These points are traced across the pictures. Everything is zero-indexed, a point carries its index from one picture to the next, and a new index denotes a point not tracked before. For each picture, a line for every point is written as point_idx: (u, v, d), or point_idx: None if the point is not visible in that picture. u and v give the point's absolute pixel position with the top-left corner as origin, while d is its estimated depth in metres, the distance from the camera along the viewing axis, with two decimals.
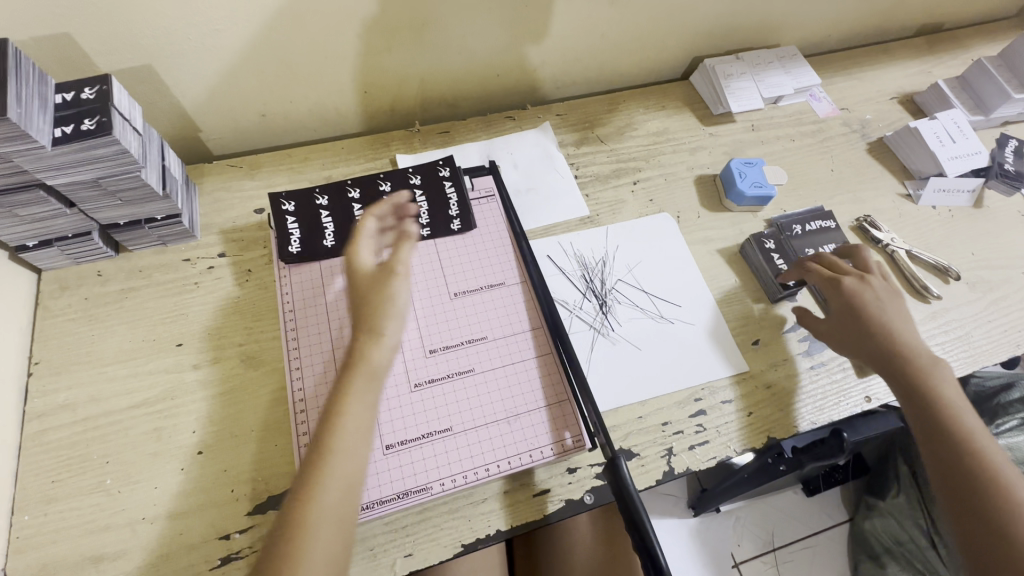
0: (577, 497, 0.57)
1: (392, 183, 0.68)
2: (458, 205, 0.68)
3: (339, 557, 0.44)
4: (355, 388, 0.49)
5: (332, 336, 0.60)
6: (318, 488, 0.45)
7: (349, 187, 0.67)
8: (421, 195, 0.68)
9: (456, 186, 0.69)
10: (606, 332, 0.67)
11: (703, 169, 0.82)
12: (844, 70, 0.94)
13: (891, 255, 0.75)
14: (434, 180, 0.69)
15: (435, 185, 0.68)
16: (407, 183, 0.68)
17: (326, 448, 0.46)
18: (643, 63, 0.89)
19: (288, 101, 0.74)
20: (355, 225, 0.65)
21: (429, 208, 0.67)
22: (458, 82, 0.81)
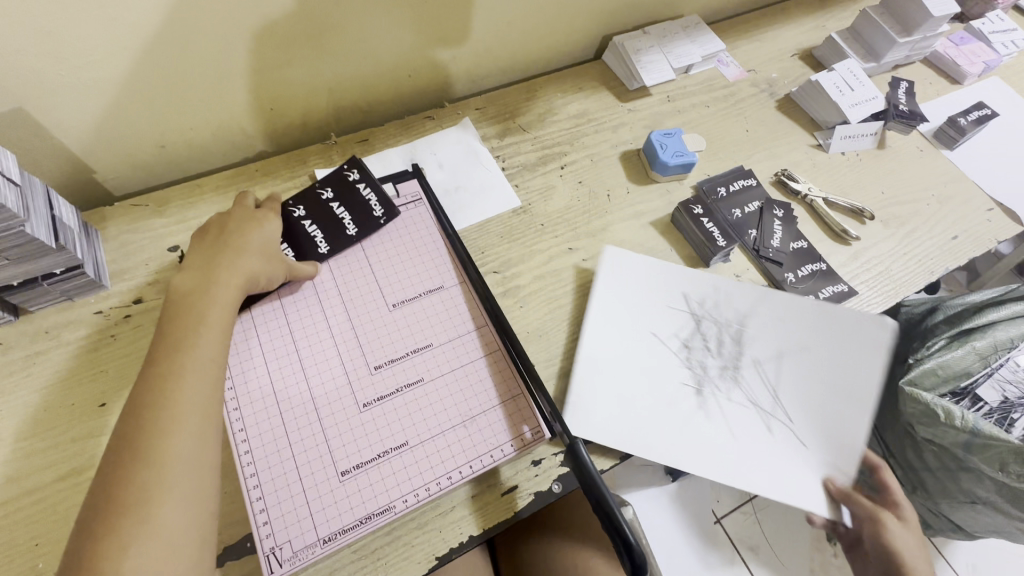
0: (545, 487, 0.57)
1: (305, 205, 0.64)
2: (381, 204, 0.66)
3: (193, 522, 0.42)
4: (179, 358, 0.46)
5: (269, 366, 0.56)
6: (146, 458, 0.42)
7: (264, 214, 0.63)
8: (341, 209, 0.65)
9: (374, 189, 0.67)
10: (712, 393, 0.63)
11: (627, 145, 0.83)
12: (746, 33, 0.98)
13: (811, 205, 0.79)
14: (349, 188, 0.66)
15: (350, 195, 0.66)
16: (320, 199, 0.65)
17: (150, 424, 0.43)
18: (554, 47, 0.89)
19: (188, 128, 0.70)
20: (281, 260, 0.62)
21: (353, 217, 0.65)
22: (369, 87, 0.78)
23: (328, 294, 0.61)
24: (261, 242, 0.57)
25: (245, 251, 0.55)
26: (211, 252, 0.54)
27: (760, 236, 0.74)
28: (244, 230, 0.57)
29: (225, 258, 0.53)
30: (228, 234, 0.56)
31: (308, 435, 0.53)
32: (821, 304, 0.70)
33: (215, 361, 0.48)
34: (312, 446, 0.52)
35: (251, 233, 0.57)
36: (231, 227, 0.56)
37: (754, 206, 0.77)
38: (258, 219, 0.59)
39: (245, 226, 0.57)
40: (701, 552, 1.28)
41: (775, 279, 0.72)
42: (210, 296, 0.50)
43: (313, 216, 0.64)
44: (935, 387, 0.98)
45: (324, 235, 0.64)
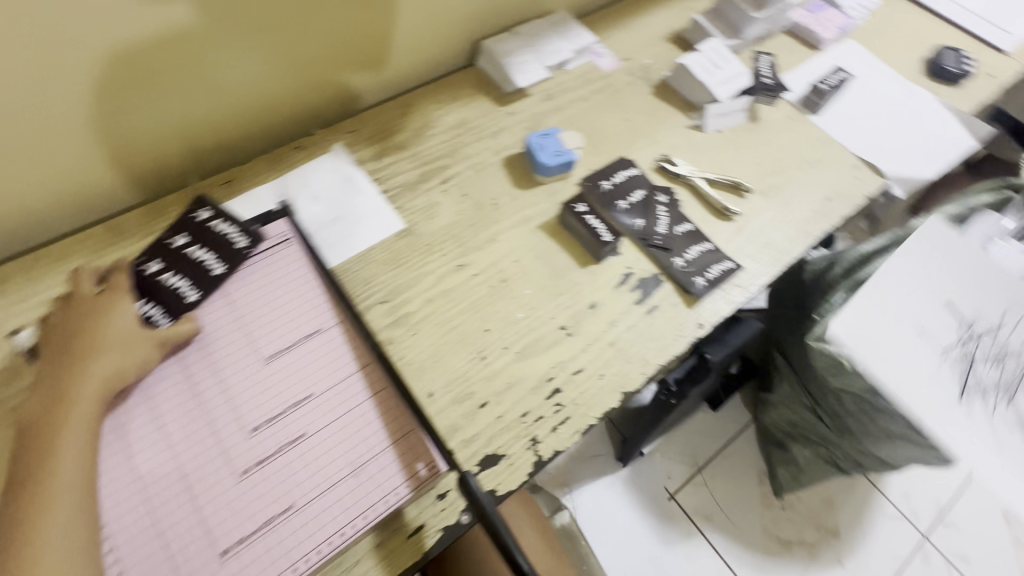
0: (453, 521, 0.55)
1: (161, 260, 0.60)
2: (243, 234, 0.63)
3: None
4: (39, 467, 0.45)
5: (130, 449, 0.51)
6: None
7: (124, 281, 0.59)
8: (203, 249, 0.61)
9: (232, 222, 0.63)
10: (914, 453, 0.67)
11: (509, 149, 0.82)
12: (617, 22, 0.98)
13: (693, 185, 0.80)
14: (202, 228, 0.63)
15: (206, 235, 0.62)
16: (175, 247, 0.61)
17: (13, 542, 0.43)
18: (424, 58, 0.86)
19: (14, 199, 0.62)
20: (151, 319, 0.57)
21: (216, 255, 0.61)
22: (226, 124, 0.73)
23: (193, 357, 0.56)
24: (114, 331, 0.53)
25: (98, 350, 0.52)
26: (60, 361, 0.51)
27: (646, 225, 0.75)
28: (95, 323, 0.53)
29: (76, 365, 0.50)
30: (77, 333, 0.52)
31: (180, 517, 0.49)
32: (709, 284, 0.71)
33: (83, 461, 0.47)
34: (187, 529, 0.48)
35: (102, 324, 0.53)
36: (79, 324, 0.53)
37: (638, 195, 0.78)
38: (110, 305, 0.55)
39: (94, 317, 0.53)
40: (657, 532, 1.31)
41: (665, 266, 0.73)
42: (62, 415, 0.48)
43: (172, 267, 0.60)
44: None
45: (189, 286, 0.59)
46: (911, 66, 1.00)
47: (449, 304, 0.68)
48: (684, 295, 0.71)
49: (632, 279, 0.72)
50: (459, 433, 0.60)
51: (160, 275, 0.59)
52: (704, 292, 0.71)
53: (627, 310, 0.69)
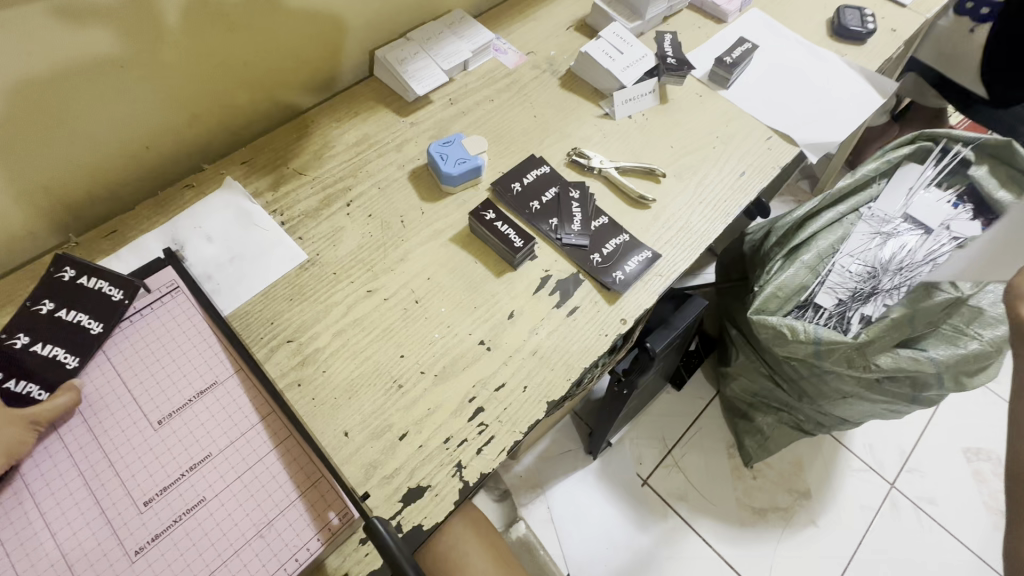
0: (379, 564, 0.53)
1: (28, 331, 0.55)
2: (116, 287, 0.58)
3: None
4: None
5: (4, 546, 0.46)
6: None
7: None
8: (76, 308, 0.57)
9: (102, 275, 0.58)
10: None
11: (414, 162, 0.79)
12: (519, 15, 0.96)
13: (606, 177, 0.78)
14: (70, 287, 0.57)
15: (74, 295, 0.57)
16: (42, 313, 0.56)
17: None
18: (316, 76, 0.82)
19: None
20: (26, 396, 0.52)
21: (91, 314, 0.57)
22: (103, 173, 0.68)
23: (74, 432, 0.52)
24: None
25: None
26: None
27: (560, 224, 0.73)
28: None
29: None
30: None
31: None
32: (628, 278, 0.70)
33: None
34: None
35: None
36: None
37: (551, 194, 0.76)
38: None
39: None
40: (633, 520, 1.31)
41: (582, 264, 0.71)
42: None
43: (41, 335, 0.55)
44: (780, 308, 1.03)
45: (63, 354, 0.54)
46: (816, 29, 1.00)
47: (360, 334, 0.65)
48: (604, 291, 0.69)
49: (550, 282, 0.70)
50: (378, 471, 0.57)
51: (30, 347, 0.54)
52: (624, 286, 0.69)
53: (547, 315, 0.68)
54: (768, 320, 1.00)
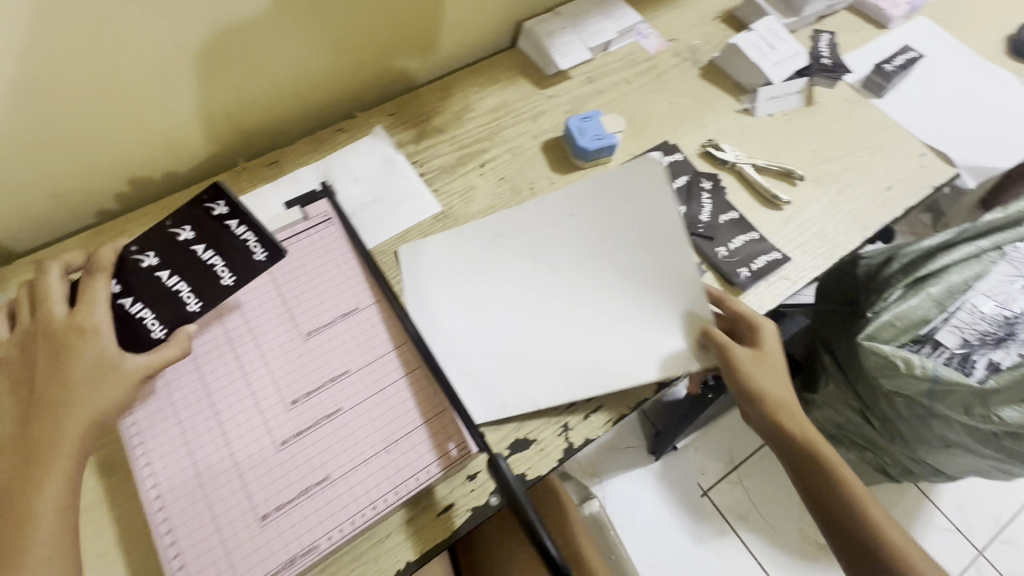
0: (482, 502, 0.56)
1: (159, 253, 0.54)
2: (260, 244, 0.55)
3: None
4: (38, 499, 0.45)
5: (178, 413, 0.53)
6: None
7: (139, 257, 0.54)
8: (212, 246, 0.54)
9: (246, 223, 0.55)
10: None
11: (548, 133, 0.81)
12: (665, 1, 0.95)
13: (740, 172, 0.77)
14: (213, 223, 0.55)
15: (213, 236, 0.55)
16: (179, 241, 0.54)
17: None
18: (465, 40, 0.86)
19: (81, 174, 0.67)
20: (145, 328, 0.52)
21: (227, 258, 0.54)
22: (274, 106, 0.75)
23: (237, 330, 0.58)
24: (82, 378, 0.48)
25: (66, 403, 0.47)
26: (32, 406, 0.47)
27: (689, 213, 0.72)
28: (64, 369, 0.48)
29: (47, 418, 0.47)
30: (45, 376, 0.48)
31: (223, 480, 0.51)
32: (754, 276, 0.68)
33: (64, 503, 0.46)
34: (229, 492, 0.51)
35: (68, 371, 0.48)
36: (44, 366, 0.48)
37: (682, 182, 0.75)
38: (78, 343, 0.49)
39: (60, 360, 0.48)
40: (688, 528, 1.29)
41: (707, 255, 0.70)
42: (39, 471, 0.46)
43: (174, 268, 0.54)
44: (895, 338, 0.96)
45: (190, 286, 0.53)
46: (989, 46, 0.92)
47: (484, 287, 0.66)
48: (726, 286, 0.68)
49: None
50: (490, 417, 0.60)
51: (156, 271, 0.53)
52: (748, 283, 0.68)
53: None
54: (880, 348, 0.95)
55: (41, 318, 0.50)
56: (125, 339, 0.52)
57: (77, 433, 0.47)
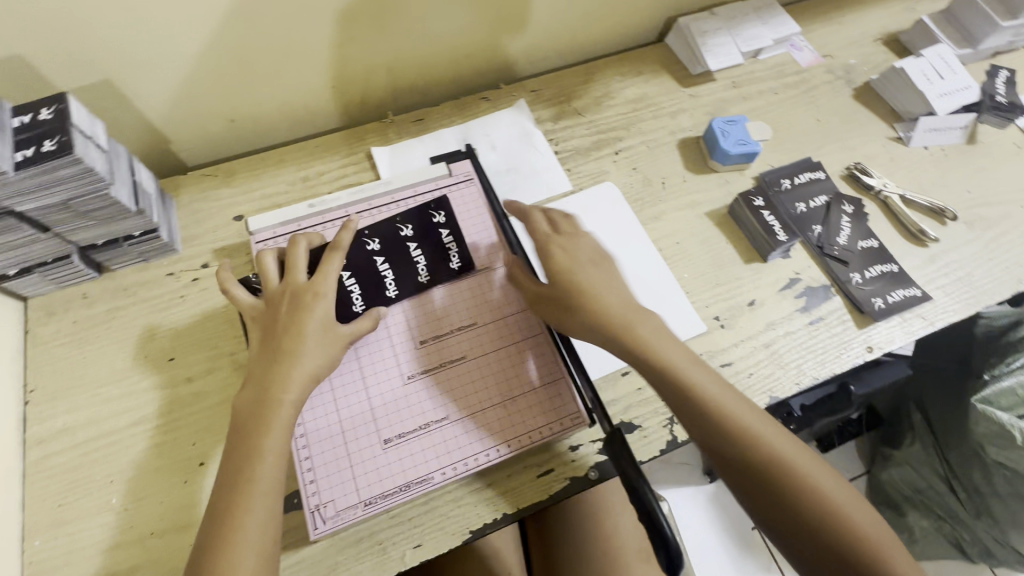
0: (581, 475, 0.57)
1: (381, 240, 0.61)
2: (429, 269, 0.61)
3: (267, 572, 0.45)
4: (270, 441, 0.48)
5: None
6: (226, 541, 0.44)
7: (367, 239, 0.61)
8: (418, 251, 0.62)
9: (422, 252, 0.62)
10: None
11: (686, 132, 0.80)
12: (824, 15, 0.92)
13: (885, 201, 0.74)
14: (397, 242, 0.61)
15: (400, 255, 0.61)
16: (399, 236, 0.62)
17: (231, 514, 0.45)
18: (615, 29, 0.87)
19: (256, 103, 0.73)
20: (351, 297, 0.58)
21: (426, 261, 0.62)
22: (428, 66, 0.79)
23: None
24: (313, 342, 0.52)
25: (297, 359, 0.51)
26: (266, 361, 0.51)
27: (826, 233, 0.70)
28: (301, 330, 0.52)
29: (276, 371, 0.50)
30: (282, 335, 0.52)
31: (355, 397, 0.55)
32: (888, 308, 0.65)
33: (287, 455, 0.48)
34: (359, 410, 0.54)
35: (305, 335, 0.52)
36: (283, 326, 0.52)
37: (821, 200, 0.73)
38: (313, 308, 0.53)
39: (297, 322, 0.52)
40: (734, 558, 1.25)
41: (839, 278, 0.67)
42: (271, 420, 0.48)
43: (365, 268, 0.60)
44: (1014, 408, 0.90)
45: (397, 274, 0.60)
46: None
47: None
48: (856, 314, 0.66)
49: (799, 285, 0.68)
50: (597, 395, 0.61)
51: (375, 257, 0.60)
52: (881, 314, 0.65)
53: (790, 317, 0.66)
54: (997, 415, 0.90)
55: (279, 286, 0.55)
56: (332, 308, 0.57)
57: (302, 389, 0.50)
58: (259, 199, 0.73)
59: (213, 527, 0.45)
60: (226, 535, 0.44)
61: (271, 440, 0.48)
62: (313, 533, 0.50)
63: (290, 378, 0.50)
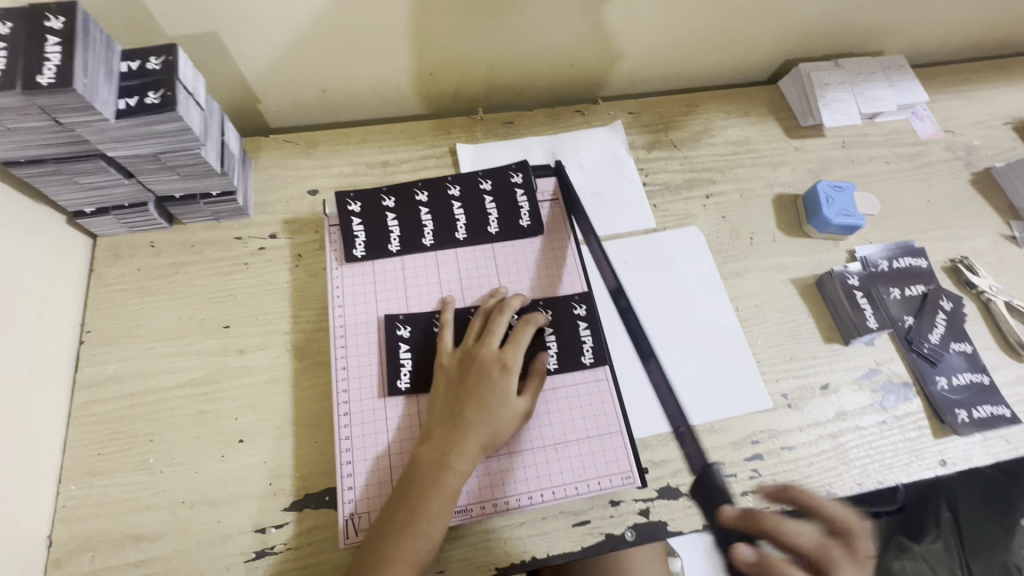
0: (618, 533, 0.54)
1: (430, 193, 0.65)
2: (500, 223, 0.65)
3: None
4: (464, 452, 0.50)
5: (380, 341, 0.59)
6: (406, 529, 0.48)
7: (385, 196, 0.65)
8: (460, 209, 0.65)
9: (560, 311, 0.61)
10: None
11: (784, 187, 0.75)
12: (953, 86, 0.85)
13: (986, 304, 0.69)
14: (569, 322, 0.60)
15: (442, 204, 0.65)
16: (445, 194, 0.65)
17: (413, 504, 0.48)
18: (729, 62, 0.81)
19: (350, 79, 0.70)
20: (392, 367, 0.58)
21: (467, 221, 0.64)
22: (529, 70, 0.76)
23: (448, 280, 0.62)
24: (490, 411, 0.52)
25: (477, 427, 0.51)
26: (446, 422, 0.52)
27: (917, 327, 0.66)
28: (485, 400, 0.52)
29: (452, 436, 0.51)
30: (464, 396, 0.52)
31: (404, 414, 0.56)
32: (972, 423, 0.61)
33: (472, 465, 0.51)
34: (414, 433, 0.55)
35: (490, 376, 0.53)
36: (466, 390, 0.53)
37: (918, 290, 0.68)
38: (498, 381, 0.53)
39: (482, 390, 0.53)
40: None
41: (924, 379, 0.63)
42: (439, 483, 0.49)
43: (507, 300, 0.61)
44: None
45: (436, 227, 0.64)
46: None
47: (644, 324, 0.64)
48: (935, 422, 0.62)
49: (878, 377, 0.64)
50: (647, 452, 0.57)
51: (421, 205, 0.65)
52: (964, 429, 0.61)
53: (864, 410, 0.62)
54: None
55: (485, 346, 0.55)
56: (349, 247, 0.62)
57: (477, 452, 0.51)
58: (336, 175, 0.71)
59: (366, 555, 0.47)
60: (408, 522, 0.48)
61: (436, 502, 0.49)
62: (343, 542, 0.51)
63: (466, 446, 0.51)
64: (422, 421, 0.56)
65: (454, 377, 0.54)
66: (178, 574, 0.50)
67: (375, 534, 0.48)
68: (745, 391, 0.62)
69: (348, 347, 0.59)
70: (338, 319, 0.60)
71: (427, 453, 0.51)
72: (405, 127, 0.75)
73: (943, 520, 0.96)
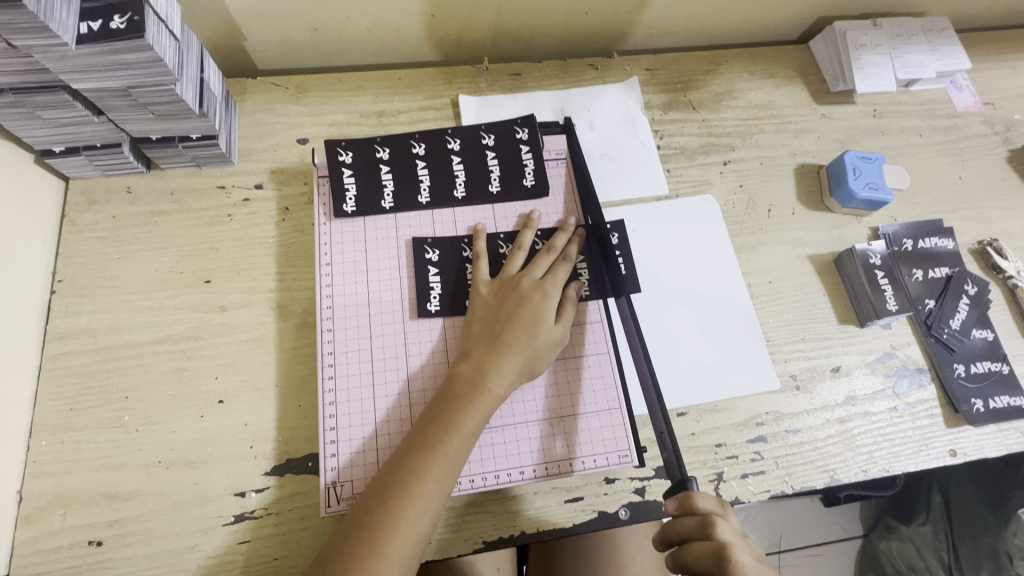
0: (611, 511, 0.51)
1: (428, 146, 0.60)
2: (502, 182, 0.60)
3: (443, 502, 0.45)
4: (500, 375, 0.48)
5: (371, 301, 0.56)
6: (434, 447, 0.45)
7: (378, 146, 0.60)
8: (459, 164, 0.60)
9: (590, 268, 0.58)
10: None
11: (808, 157, 0.70)
12: (996, 55, 0.79)
13: (1011, 289, 0.65)
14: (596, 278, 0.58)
15: (440, 158, 0.60)
16: (444, 148, 0.61)
17: (443, 423, 0.46)
18: (758, 17, 0.75)
19: (345, 17, 0.64)
20: (383, 330, 0.55)
21: (467, 178, 0.60)
22: (540, 16, 0.69)
23: (445, 240, 0.58)
24: (528, 334, 0.50)
25: (515, 349, 0.50)
26: (485, 345, 0.50)
27: (937, 312, 0.62)
28: (525, 323, 0.50)
29: (490, 358, 0.49)
30: (503, 321, 0.51)
31: (424, 342, 0.55)
32: (986, 414, 0.58)
33: (507, 391, 0.49)
34: (436, 367, 0.54)
35: (531, 303, 0.52)
36: (506, 315, 0.51)
37: (941, 272, 0.64)
38: (538, 308, 0.51)
39: (522, 315, 0.51)
40: None
41: (940, 366, 0.60)
42: (472, 402, 0.47)
43: (543, 229, 0.59)
44: None
45: (434, 184, 0.60)
46: None
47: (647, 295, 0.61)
48: (948, 411, 0.59)
49: (893, 361, 0.61)
50: (646, 429, 0.55)
51: (417, 159, 0.60)
52: (978, 419, 0.58)
53: (875, 395, 0.59)
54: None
55: (525, 275, 0.53)
56: (338, 201, 0.58)
57: (514, 373, 0.49)
58: (327, 124, 0.66)
59: (391, 471, 0.45)
60: (436, 440, 0.45)
61: (466, 419, 0.46)
62: (324, 510, 0.49)
63: (503, 367, 0.49)
64: (450, 357, 0.54)
65: (492, 305, 0.52)
66: (153, 536, 0.48)
67: (400, 452, 0.46)
68: (755, 371, 0.59)
69: (335, 307, 0.55)
70: (325, 277, 0.56)
71: (462, 374, 0.49)
72: (404, 75, 0.69)
73: (934, 504, 0.93)
